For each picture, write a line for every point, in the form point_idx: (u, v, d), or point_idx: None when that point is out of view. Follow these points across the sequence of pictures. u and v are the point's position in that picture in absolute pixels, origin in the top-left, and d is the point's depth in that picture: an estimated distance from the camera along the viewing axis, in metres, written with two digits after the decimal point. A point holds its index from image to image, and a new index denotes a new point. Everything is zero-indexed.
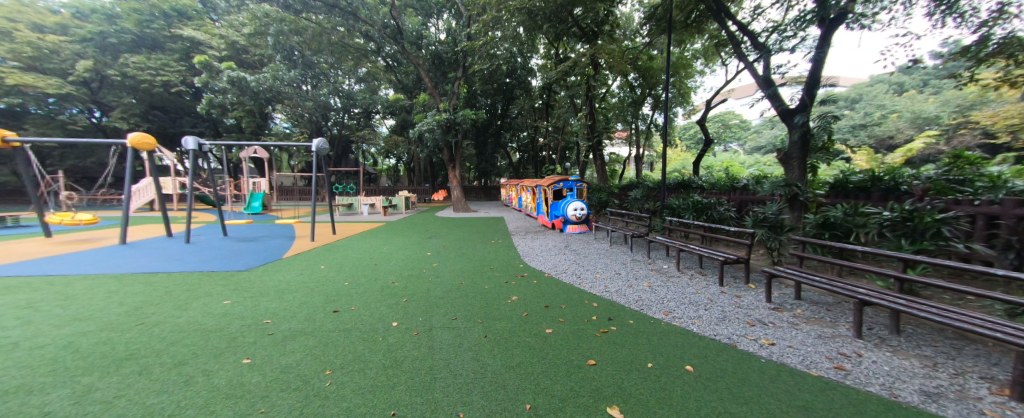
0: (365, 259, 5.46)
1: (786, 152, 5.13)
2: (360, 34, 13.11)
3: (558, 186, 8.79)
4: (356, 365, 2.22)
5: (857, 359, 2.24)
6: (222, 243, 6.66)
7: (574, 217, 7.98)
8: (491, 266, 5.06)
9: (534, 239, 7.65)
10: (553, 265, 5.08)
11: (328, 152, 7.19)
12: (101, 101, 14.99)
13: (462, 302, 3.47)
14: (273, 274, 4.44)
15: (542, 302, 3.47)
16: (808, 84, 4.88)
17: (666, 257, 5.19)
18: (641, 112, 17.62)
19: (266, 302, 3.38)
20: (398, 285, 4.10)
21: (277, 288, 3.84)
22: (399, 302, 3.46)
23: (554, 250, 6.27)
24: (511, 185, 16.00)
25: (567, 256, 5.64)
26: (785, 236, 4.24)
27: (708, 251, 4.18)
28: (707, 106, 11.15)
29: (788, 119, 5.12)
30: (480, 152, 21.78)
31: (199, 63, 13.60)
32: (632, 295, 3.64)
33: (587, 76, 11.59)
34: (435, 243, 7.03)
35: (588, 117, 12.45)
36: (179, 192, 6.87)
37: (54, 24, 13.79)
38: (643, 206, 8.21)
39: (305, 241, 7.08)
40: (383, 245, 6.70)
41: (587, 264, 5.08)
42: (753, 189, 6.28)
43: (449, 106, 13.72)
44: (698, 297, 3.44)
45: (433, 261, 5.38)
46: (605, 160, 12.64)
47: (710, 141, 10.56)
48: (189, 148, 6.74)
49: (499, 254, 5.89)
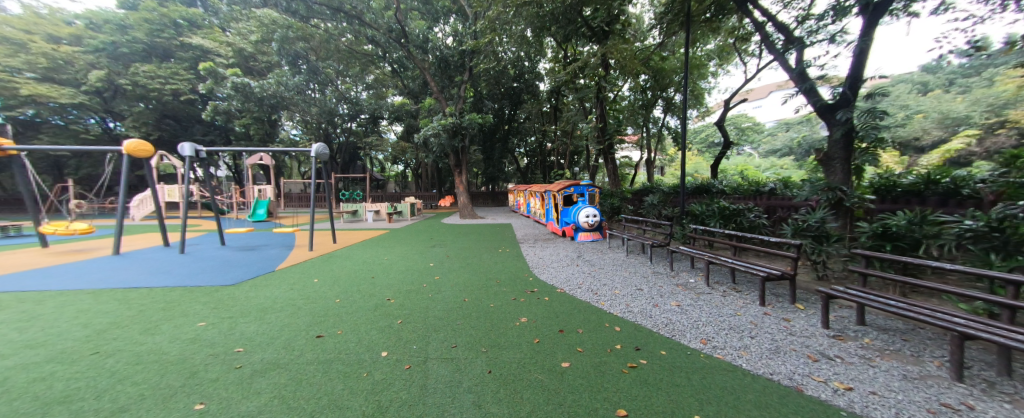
0: (362, 271, 5.07)
1: (826, 153, 4.60)
2: (365, 39, 12.99)
3: (568, 191, 8.37)
4: (330, 413, 1.80)
5: (971, 413, 1.70)
6: (217, 253, 6.37)
7: (586, 224, 7.51)
8: (498, 279, 4.61)
9: (543, 247, 7.20)
10: (566, 278, 4.62)
11: (328, 157, 6.91)
12: (114, 110, 15.22)
13: (464, 325, 3.04)
14: (261, 289, 4.09)
15: (556, 326, 3.00)
16: (852, 76, 4.37)
17: (691, 269, 4.68)
18: (652, 116, 17.17)
19: (245, 324, 3.02)
20: (395, 302, 3.70)
21: (260, 307, 3.48)
22: (393, 325, 3.04)
23: (566, 260, 5.81)
24: (518, 191, 15.63)
25: (580, 268, 5.17)
26: (832, 247, 3.71)
27: (745, 265, 3.67)
28: (725, 107, 10.54)
29: (828, 116, 4.61)
30: (487, 157, 21.44)
31: (204, 69, 13.62)
32: (660, 316, 3.13)
33: (598, 78, 11.21)
34: (439, 253, 6.64)
35: (598, 119, 12.00)
36: (178, 200, 6.65)
37: (68, 35, 14.10)
38: (660, 212, 7.69)
39: (304, 250, 6.75)
40: (384, 256, 6.33)
41: (603, 277, 4.59)
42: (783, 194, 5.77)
43: (455, 110, 13.40)
44: (739, 321, 2.93)
45: (435, 274, 4.96)
46: (617, 164, 12.18)
47: (730, 144, 9.94)
48: (185, 154, 6.49)
49: (506, 266, 5.44)
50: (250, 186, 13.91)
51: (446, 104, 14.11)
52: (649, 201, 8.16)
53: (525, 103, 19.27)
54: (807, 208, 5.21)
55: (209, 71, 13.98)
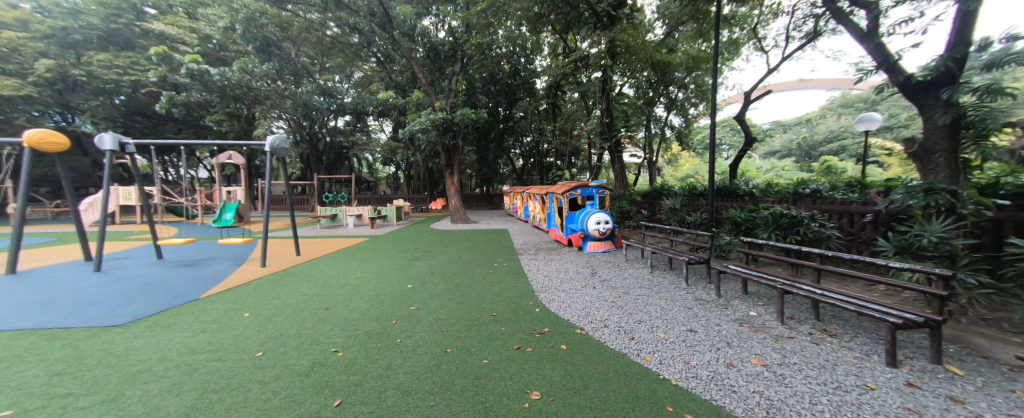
0: (316, 299, 3.85)
1: (923, 145, 3.58)
2: (345, 27, 11.87)
3: (574, 193, 7.26)
4: None
5: None
6: (143, 272, 5.06)
7: (596, 232, 6.41)
8: (495, 312, 3.44)
9: (547, 260, 6.09)
10: (585, 309, 3.49)
11: (286, 151, 5.69)
12: (69, 105, 13.81)
13: (441, 411, 1.85)
14: (160, 334, 2.83)
15: (589, 410, 1.84)
16: (953, 43, 3.36)
17: (753, 300, 3.54)
18: (655, 114, 16.34)
19: (77, 414, 1.81)
20: (344, 356, 2.50)
21: (130, 372, 2.24)
22: (323, 413, 1.84)
23: (579, 280, 4.68)
24: (515, 193, 14.57)
25: (600, 293, 4.03)
26: (966, 275, 2.68)
27: (848, 302, 2.58)
28: (745, 99, 9.50)
29: (922, 96, 3.60)
30: (481, 158, 20.29)
31: (156, 54, 12.09)
32: (751, 390, 1.98)
33: (603, 69, 10.18)
34: (422, 269, 5.46)
35: (604, 114, 10.93)
36: (101, 205, 5.36)
37: (11, 20, 12.65)
38: (682, 219, 6.63)
39: (255, 266, 5.46)
40: (353, 273, 5.11)
41: (636, 308, 3.46)
42: (837, 197, 4.84)
43: (446, 105, 12.25)
44: (887, 405, 1.79)
45: (413, 302, 3.79)
46: (624, 163, 11.17)
47: (753, 140, 8.89)
48: (105, 148, 5.17)
49: (505, 289, 4.29)
50: (218, 188, 12.68)
51: (436, 97, 12.97)
52: (668, 205, 7.05)
53: (522, 101, 18.38)
54: (873, 214, 4.34)
55: (162, 56, 12.51)
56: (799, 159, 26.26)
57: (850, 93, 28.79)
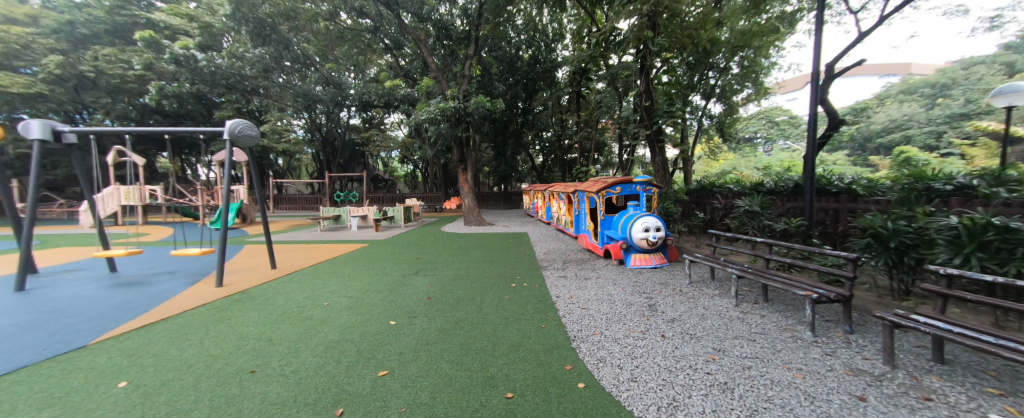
0: (248, 350, 2.60)
1: None
2: (351, 12, 10.91)
3: (613, 191, 5.70)
4: None
5: None
6: (70, 292, 4.02)
7: (644, 241, 4.91)
8: (511, 393, 2.02)
9: (581, 280, 4.63)
10: (666, 391, 2.02)
11: (252, 137, 4.59)
12: (82, 102, 13.75)
13: None
14: None
15: None
16: None
17: (984, 389, 1.94)
18: (692, 101, 14.48)
19: None
20: None
21: None
22: None
23: (633, 319, 3.19)
24: (535, 192, 13.21)
25: (676, 349, 2.57)
26: None
27: None
28: (825, 72, 7.58)
29: None
30: (499, 154, 19.12)
31: (142, 39, 11.57)
32: None
33: (642, 44, 8.54)
34: (417, 292, 4.17)
35: (642, 97, 9.27)
36: (30, 206, 4.40)
37: (22, 15, 12.74)
38: (762, 226, 4.95)
39: (210, 285, 4.33)
40: (324, 300, 3.84)
41: (764, 396, 1.93)
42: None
43: (458, 92, 10.92)
44: None
45: (386, 360, 2.46)
46: (664, 155, 9.47)
47: (838, 123, 7.02)
48: (32, 136, 4.22)
49: (526, 335, 2.88)
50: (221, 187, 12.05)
51: (448, 85, 11.63)
52: (740, 206, 5.33)
53: (542, 91, 16.86)
54: None
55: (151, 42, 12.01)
56: (852, 152, 23.42)
57: (912, 77, 25.45)
